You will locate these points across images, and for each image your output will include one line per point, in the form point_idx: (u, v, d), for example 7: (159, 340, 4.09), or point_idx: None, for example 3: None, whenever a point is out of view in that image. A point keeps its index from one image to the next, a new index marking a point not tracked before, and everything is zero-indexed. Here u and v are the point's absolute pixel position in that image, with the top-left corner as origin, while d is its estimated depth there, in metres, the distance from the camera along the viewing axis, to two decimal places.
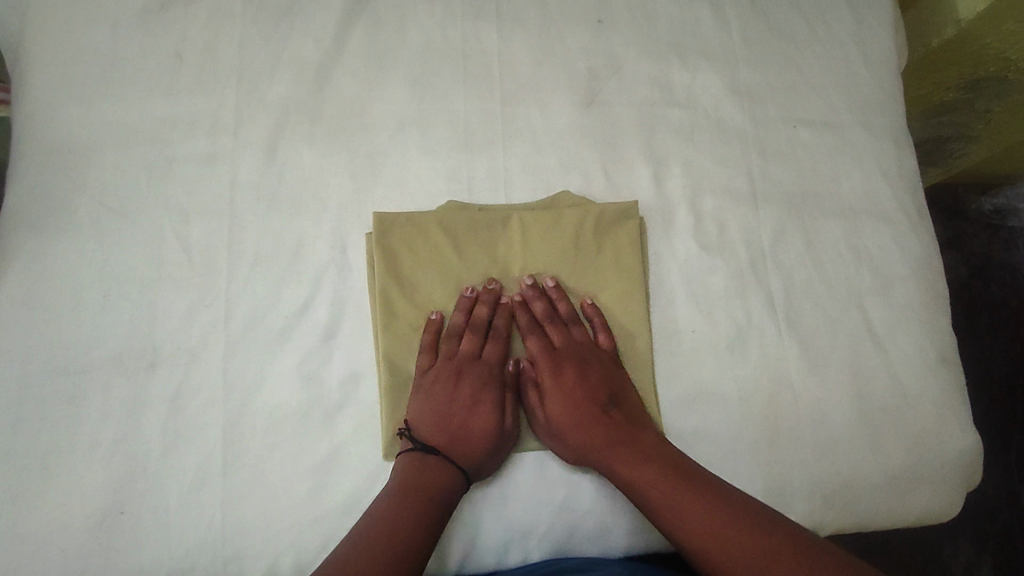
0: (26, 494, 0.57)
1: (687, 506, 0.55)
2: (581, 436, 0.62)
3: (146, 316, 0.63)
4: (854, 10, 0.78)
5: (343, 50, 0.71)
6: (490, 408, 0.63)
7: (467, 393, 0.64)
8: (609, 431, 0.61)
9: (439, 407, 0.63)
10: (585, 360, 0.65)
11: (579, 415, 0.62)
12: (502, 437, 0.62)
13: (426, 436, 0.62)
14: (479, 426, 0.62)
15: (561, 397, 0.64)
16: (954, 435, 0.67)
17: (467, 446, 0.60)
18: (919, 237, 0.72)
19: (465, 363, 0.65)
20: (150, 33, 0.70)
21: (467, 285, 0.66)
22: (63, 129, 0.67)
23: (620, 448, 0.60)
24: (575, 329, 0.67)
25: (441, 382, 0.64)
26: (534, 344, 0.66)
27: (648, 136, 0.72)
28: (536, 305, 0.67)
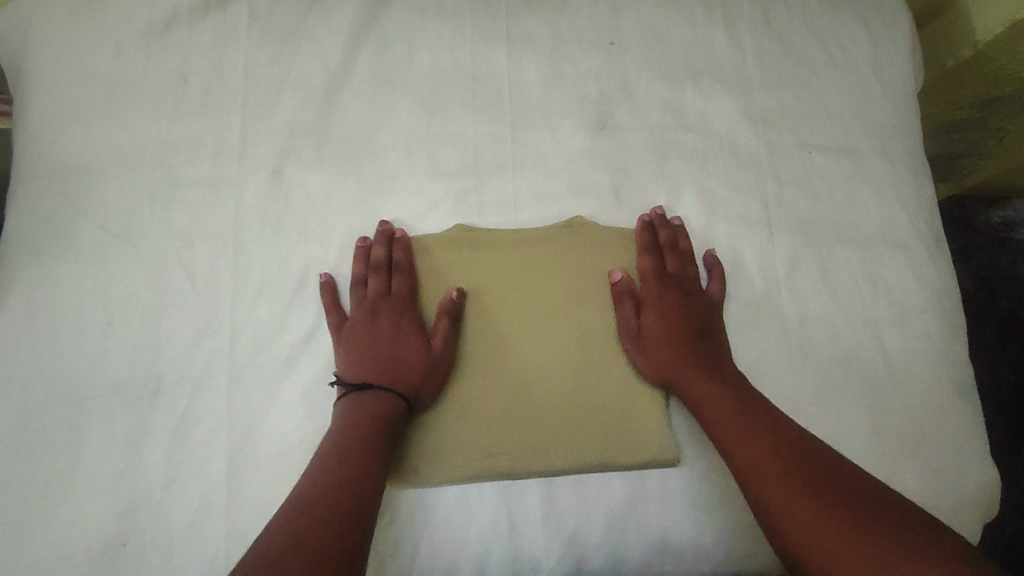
0: (26, 528, 0.56)
1: (753, 442, 0.57)
2: (666, 351, 0.64)
3: (148, 343, 0.61)
4: (869, 33, 0.77)
5: (351, 71, 0.70)
6: (416, 338, 0.63)
7: (386, 326, 0.63)
8: (699, 359, 0.63)
9: (369, 347, 0.62)
10: (686, 293, 0.67)
11: (669, 334, 0.64)
12: (435, 362, 0.62)
13: (356, 378, 0.61)
14: (408, 354, 0.62)
15: (659, 314, 0.66)
16: (972, 468, 0.66)
17: (403, 375, 0.60)
18: (934, 265, 0.71)
19: (376, 303, 0.64)
20: (155, 55, 0.68)
21: (360, 235, 0.66)
22: (67, 152, 0.66)
23: (701, 377, 0.62)
24: (690, 264, 0.68)
25: (359, 327, 0.63)
26: (646, 261, 0.67)
27: (661, 161, 0.71)
28: (663, 233, 0.68)
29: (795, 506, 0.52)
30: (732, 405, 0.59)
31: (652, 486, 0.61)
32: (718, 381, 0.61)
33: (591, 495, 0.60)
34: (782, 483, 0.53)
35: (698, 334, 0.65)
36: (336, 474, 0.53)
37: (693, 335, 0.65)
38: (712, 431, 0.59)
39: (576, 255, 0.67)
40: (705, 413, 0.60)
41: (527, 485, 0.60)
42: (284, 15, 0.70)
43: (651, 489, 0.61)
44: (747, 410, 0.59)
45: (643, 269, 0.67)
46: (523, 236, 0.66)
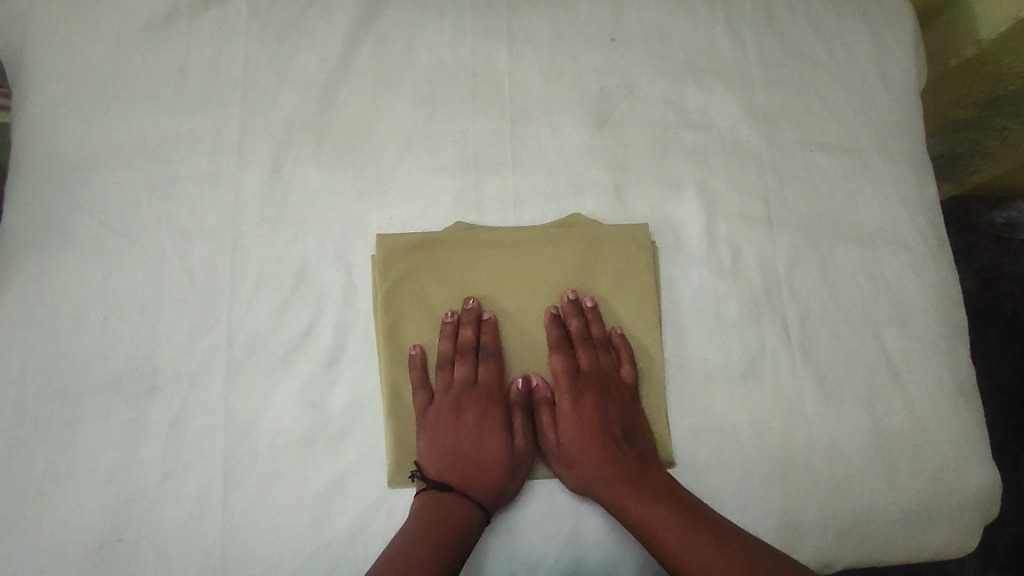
0: (22, 522, 0.56)
1: (685, 533, 0.56)
2: (593, 470, 0.61)
3: (145, 338, 0.61)
4: (872, 30, 0.77)
5: (350, 67, 0.70)
6: (501, 432, 0.64)
7: (472, 420, 0.64)
8: (612, 461, 0.61)
9: (448, 442, 0.63)
10: (606, 391, 0.65)
11: (589, 444, 0.62)
12: (515, 460, 0.62)
13: (436, 471, 0.61)
14: (491, 453, 0.62)
15: (575, 426, 0.64)
16: (974, 469, 0.65)
17: (479, 481, 0.60)
18: (936, 265, 0.71)
19: (464, 393, 0.64)
20: (154, 49, 0.68)
21: (445, 311, 0.65)
22: (65, 146, 0.66)
23: (619, 474, 0.60)
24: (603, 357, 0.67)
25: (443, 416, 0.63)
26: (558, 361, 0.65)
27: (661, 158, 0.70)
28: (572, 322, 0.66)
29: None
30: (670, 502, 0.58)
31: None
32: (642, 483, 0.59)
33: (590, 494, 0.60)
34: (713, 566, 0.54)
35: (618, 435, 0.63)
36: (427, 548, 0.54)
37: (609, 437, 0.63)
38: (639, 522, 0.58)
39: (573, 253, 0.67)
40: (631, 507, 0.58)
41: None
42: (284, 10, 0.70)
43: None
44: (670, 501, 0.58)
45: (556, 375, 0.65)
46: (520, 231, 0.66)
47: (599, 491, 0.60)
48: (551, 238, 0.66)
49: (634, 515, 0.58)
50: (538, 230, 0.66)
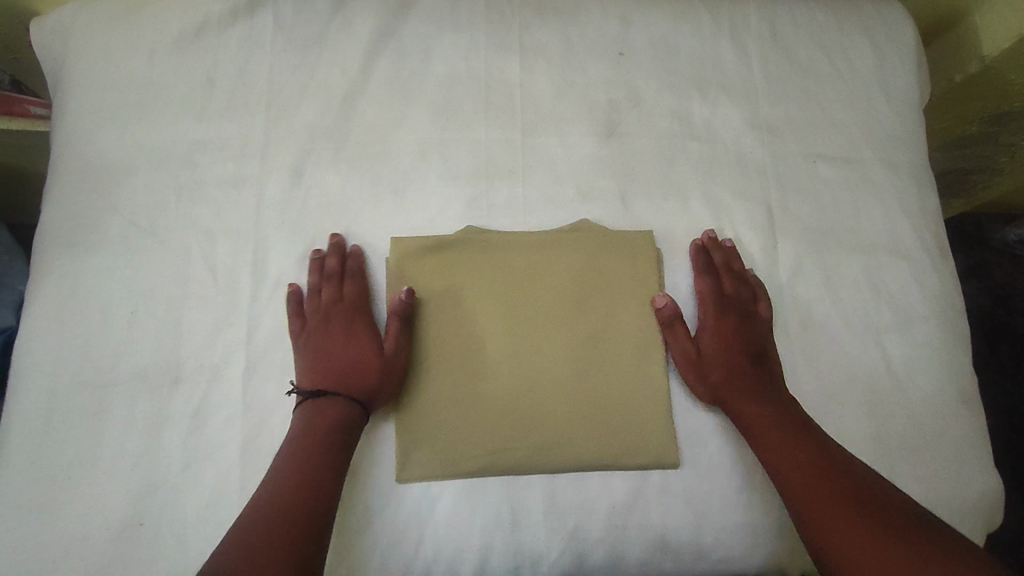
0: (51, 504, 0.59)
1: (807, 459, 0.60)
2: (722, 377, 0.65)
3: (170, 332, 0.64)
4: (875, 47, 0.79)
5: (370, 79, 0.73)
6: (369, 342, 0.65)
7: (341, 332, 0.66)
8: (752, 383, 0.65)
9: (324, 357, 0.64)
10: (744, 317, 0.68)
11: (729, 358, 0.66)
12: (385, 361, 0.64)
13: (315, 378, 0.63)
14: (363, 359, 0.64)
15: (718, 341, 0.67)
16: (975, 476, 0.66)
17: (359, 381, 0.63)
18: (938, 275, 0.72)
19: (329, 311, 0.66)
20: (185, 60, 0.72)
21: (314, 247, 0.68)
22: (101, 151, 0.69)
23: (755, 397, 0.64)
24: (744, 285, 0.69)
25: (316, 335, 0.65)
26: (704, 281, 0.69)
27: (667, 168, 0.73)
28: (715, 256, 0.70)
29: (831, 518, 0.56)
30: (792, 430, 0.62)
31: (652, 485, 0.62)
32: (771, 406, 0.63)
33: (594, 493, 0.62)
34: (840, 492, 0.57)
35: (754, 355, 0.66)
36: (291, 481, 0.57)
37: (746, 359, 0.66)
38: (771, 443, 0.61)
39: (580, 257, 0.68)
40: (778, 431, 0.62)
41: (533, 480, 0.62)
42: (308, 24, 0.74)
43: (651, 487, 0.62)
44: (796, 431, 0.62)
45: (702, 299, 0.69)
46: (528, 239, 0.68)
47: (744, 411, 0.63)
48: (558, 245, 0.68)
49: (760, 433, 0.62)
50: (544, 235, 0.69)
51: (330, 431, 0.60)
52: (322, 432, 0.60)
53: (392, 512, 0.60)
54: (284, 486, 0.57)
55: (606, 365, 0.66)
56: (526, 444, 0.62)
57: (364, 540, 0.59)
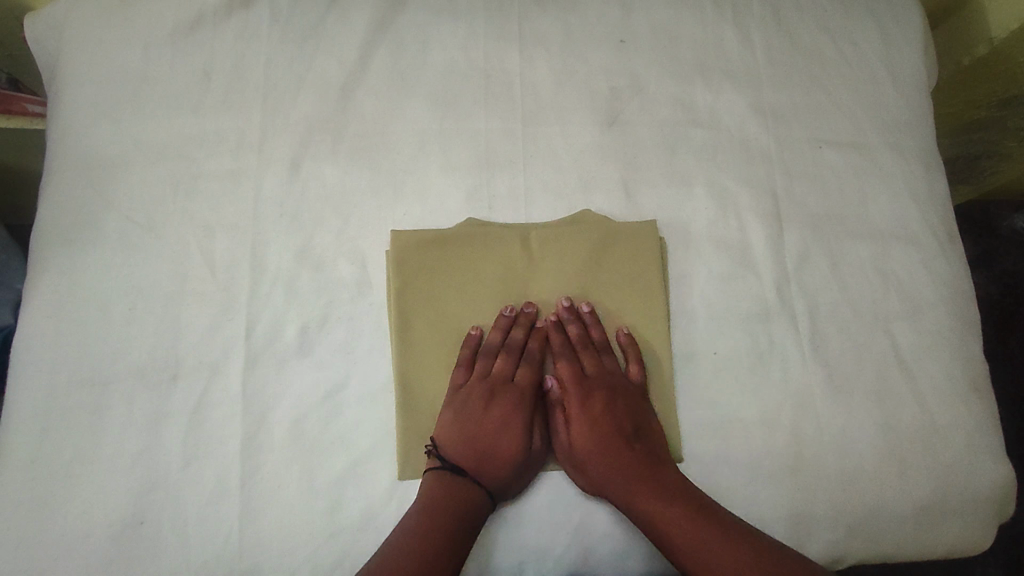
0: (50, 502, 0.58)
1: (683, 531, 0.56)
2: (602, 464, 0.61)
3: (169, 328, 0.63)
4: (881, 30, 0.77)
5: (367, 69, 0.72)
6: (522, 432, 0.63)
7: (497, 413, 0.64)
8: (627, 468, 0.61)
9: (473, 431, 0.63)
10: (612, 389, 0.65)
11: (602, 441, 0.62)
12: (530, 458, 0.62)
13: (457, 441, 0.62)
14: (509, 449, 0.62)
15: (585, 426, 0.64)
16: (988, 465, 0.65)
17: (495, 466, 0.60)
18: (948, 262, 0.71)
19: (497, 384, 0.65)
20: (180, 54, 0.71)
21: (506, 304, 0.66)
22: (96, 147, 0.69)
23: (642, 488, 0.59)
24: (608, 358, 0.67)
25: (475, 400, 0.64)
26: (558, 337, 0.66)
27: (670, 156, 0.71)
28: (570, 327, 0.66)
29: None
30: (673, 502, 0.58)
31: None
32: (649, 481, 0.60)
33: (599, 484, 0.61)
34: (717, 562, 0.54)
35: (630, 433, 0.63)
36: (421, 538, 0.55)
37: (621, 435, 0.63)
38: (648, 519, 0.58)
39: (580, 249, 0.67)
40: (628, 505, 0.59)
41: (537, 474, 0.62)
42: (304, 16, 0.73)
43: None
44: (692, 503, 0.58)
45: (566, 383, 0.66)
46: (530, 230, 0.67)
47: (633, 490, 0.59)
48: (560, 236, 0.67)
49: (641, 510, 0.59)
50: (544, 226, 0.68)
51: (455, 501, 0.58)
52: (453, 501, 0.58)
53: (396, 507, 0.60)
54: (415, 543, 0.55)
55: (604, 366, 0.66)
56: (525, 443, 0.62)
57: (366, 536, 0.59)
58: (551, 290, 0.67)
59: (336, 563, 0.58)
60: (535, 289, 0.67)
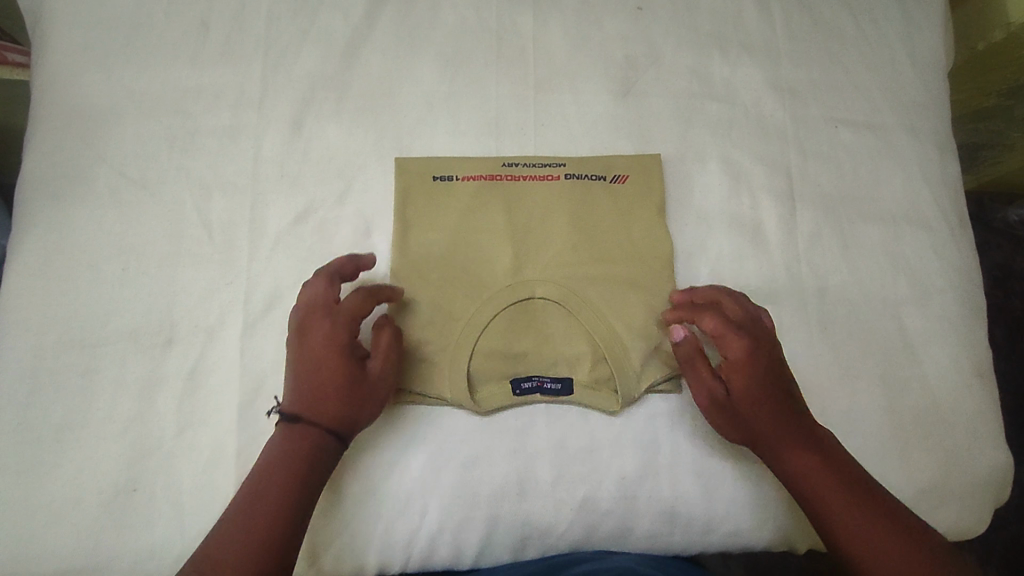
0: (37, 467, 0.56)
1: (857, 517, 0.53)
2: (767, 434, 0.58)
3: (164, 291, 0.61)
4: (903, 6, 0.75)
5: (374, 26, 0.69)
6: (352, 376, 0.55)
7: (320, 353, 0.56)
8: (790, 429, 0.57)
9: (301, 375, 0.56)
10: (765, 340, 0.58)
11: (770, 424, 0.57)
12: (365, 375, 0.56)
13: (286, 408, 0.56)
14: (332, 395, 0.55)
15: (749, 384, 0.58)
16: (987, 450, 0.65)
17: (334, 399, 0.55)
18: (959, 246, 0.70)
19: (309, 388, 0.55)
20: (175, 2, 0.67)
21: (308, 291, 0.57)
22: (84, 96, 0.65)
23: (818, 466, 0.56)
24: (761, 330, 0.59)
25: (299, 372, 0.56)
26: (712, 320, 0.59)
27: (684, 129, 0.70)
28: (703, 292, 0.62)
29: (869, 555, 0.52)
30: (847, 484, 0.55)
31: (663, 457, 0.61)
32: (818, 461, 0.56)
33: (603, 462, 0.60)
34: (858, 515, 0.53)
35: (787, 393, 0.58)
36: (254, 541, 0.50)
37: (776, 397, 0.58)
38: (804, 490, 0.56)
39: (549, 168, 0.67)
40: (802, 485, 0.56)
41: (540, 450, 0.60)
42: None
43: (662, 459, 0.61)
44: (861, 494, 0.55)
45: (730, 352, 0.58)
46: (552, 217, 0.66)
47: (787, 454, 0.57)
48: (579, 232, 0.66)
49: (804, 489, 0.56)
50: (551, 367, 0.62)
51: (283, 475, 0.53)
52: (280, 488, 0.52)
53: (397, 477, 0.59)
54: (249, 548, 0.50)
55: (606, 243, 0.66)
56: (515, 332, 0.63)
57: (367, 506, 0.58)
58: (555, 230, 0.65)
59: (336, 532, 0.57)
60: (526, 287, 0.63)
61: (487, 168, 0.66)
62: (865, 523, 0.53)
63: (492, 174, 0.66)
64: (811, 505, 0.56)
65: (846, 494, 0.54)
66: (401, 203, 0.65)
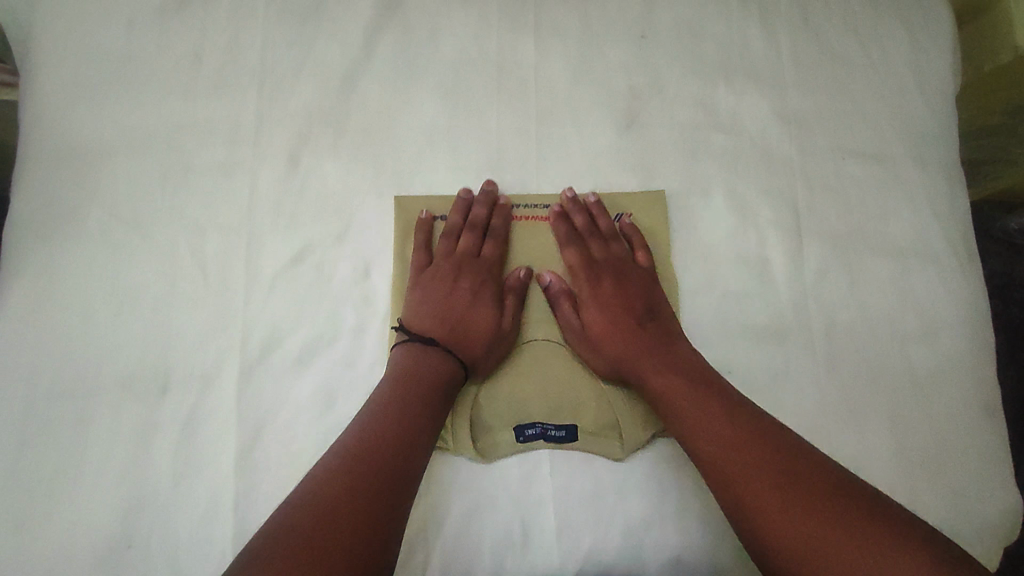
0: (29, 521, 0.55)
1: (709, 423, 0.56)
2: (616, 348, 0.63)
3: (159, 335, 0.59)
4: (911, 32, 0.74)
5: (371, 57, 0.67)
6: (490, 315, 0.64)
7: (465, 290, 0.65)
8: (643, 341, 0.62)
9: (435, 310, 0.63)
10: (623, 275, 0.66)
11: (616, 333, 0.64)
12: (500, 333, 0.63)
13: (421, 332, 0.62)
14: (478, 324, 0.63)
15: (598, 307, 0.65)
16: (998, 490, 0.64)
17: (469, 344, 0.62)
18: (969, 280, 0.69)
19: (461, 261, 0.65)
20: (166, 33, 0.65)
21: (464, 188, 0.65)
22: (74, 132, 0.63)
23: (657, 374, 0.60)
24: (614, 245, 0.67)
25: (439, 279, 0.65)
26: (572, 253, 0.66)
27: (690, 162, 0.68)
28: (577, 217, 0.67)
29: (766, 506, 0.50)
30: (700, 389, 0.58)
31: (670, 502, 0.60)
32: (671, 369, 0.60)
33: (609, 509, 0.59)
34: (710, 421, 0.56)
35: (641, 314, 0.64)
36: (321, 515, 0.47)
37: (632, 323, 0.64)
38: (664, 406, 0.59)
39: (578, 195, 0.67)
40: (658, 400, 0.60)
41: (543, 498, 0.59)
42: None
43: (669, 506, 0.59)
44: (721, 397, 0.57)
45: (580, 283, 0.66)
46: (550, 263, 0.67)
47: (633, 367, 0.62)
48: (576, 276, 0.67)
49: (658, 401, 0.60)
50: (553, 412, 0.62)
51: (362, 457, 0.52)
52: (353, 471, 0.50)
53: None
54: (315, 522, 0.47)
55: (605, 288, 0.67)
56: (514, 378, 0.63)
57: None
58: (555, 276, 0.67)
59: None
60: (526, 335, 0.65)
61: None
62: (720, 430, 0.55)
63: None
64: (671, 421, 0.58)
65: (701, 400, 0.57)
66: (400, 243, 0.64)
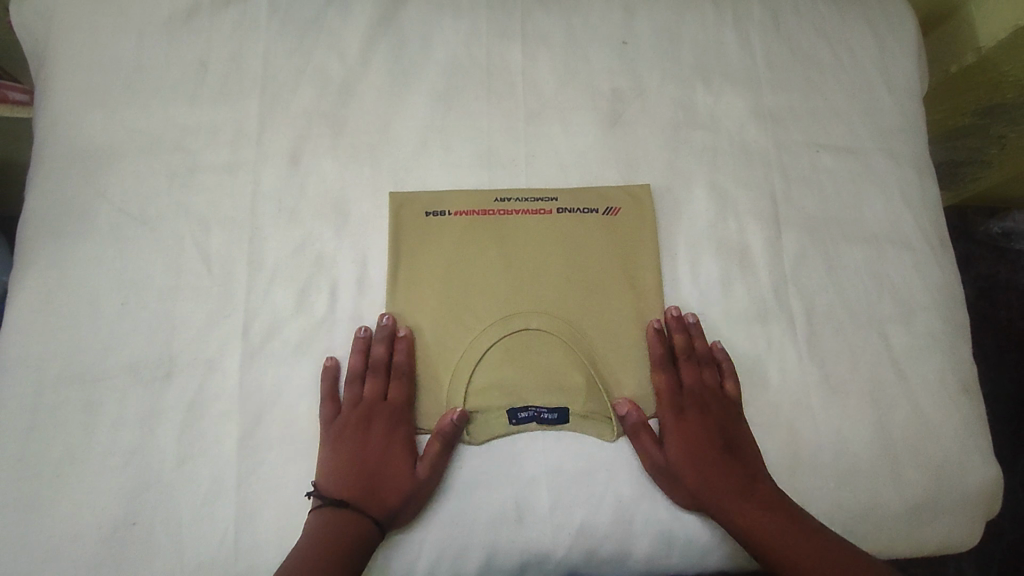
0: (38, 502, 0.56)
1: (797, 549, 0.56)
2: (699, 480, 0.61)
3: (165, 325, 0.62)
4: (877, 36, 0.78)
5: (368, 65, 0.71)
6: (406, 462, 0.60)
7: (378, 437, 0.62)
8: (727, 475, 0.61)
9: (349, 460, 0.60)
10: (706, 402, 0.65)
11: (701, 463, 0.62)
12: (417, 485, 0.59)
13: (335, 491, 0.58)
14: (393, 475, 0.59)
15: (680, 438, 0.63)
16: (976, 466, 0.66)
17: (385, 497, 0.58)
18: (940, 265, 0.72)
19: (368, 408, 0.62)
20: (174, 43, 0.69)
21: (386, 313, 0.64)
22: (86, 135, 0.66)
23: (744, 506, 0.59)
24: (703, 371, 0.67)
25: (349, 429, 0.61)
26: (661, 377, 0.66)
27: (671, 157, 0.72)
28: (675, 337, 0.67)
29: None
30: (789, 525, 0.58)
31: (658, 479, 0.62)
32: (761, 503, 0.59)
33: (600, 487, 0.61)
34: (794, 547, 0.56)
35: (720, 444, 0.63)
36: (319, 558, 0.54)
37: (714, 451, 0.63)
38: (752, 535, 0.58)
39: (571, 188, 0.70)
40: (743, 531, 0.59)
41: (536, 475, 0.61)
42: (304, 8, 0.71)
43: (659, 483, 0.61)
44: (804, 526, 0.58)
45: (663, 409, 0.65)
46: (541, 246, 0.68)
47: (718, 498, 0.60)
48: (568, 260, 0.67)
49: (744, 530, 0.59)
50: (548, 396, 0.63)
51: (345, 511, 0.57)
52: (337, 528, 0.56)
53: None
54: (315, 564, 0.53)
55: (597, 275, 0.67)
56: (508, 362, 0.64)
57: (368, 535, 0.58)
58: (547, 264, 0.67)
59: None
60: (521, 319, 0.65)
61: (481, 203, 0.68)
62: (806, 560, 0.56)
63: (486, 209, 0.68)
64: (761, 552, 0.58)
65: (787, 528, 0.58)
66: (395, 234, 0.66)
